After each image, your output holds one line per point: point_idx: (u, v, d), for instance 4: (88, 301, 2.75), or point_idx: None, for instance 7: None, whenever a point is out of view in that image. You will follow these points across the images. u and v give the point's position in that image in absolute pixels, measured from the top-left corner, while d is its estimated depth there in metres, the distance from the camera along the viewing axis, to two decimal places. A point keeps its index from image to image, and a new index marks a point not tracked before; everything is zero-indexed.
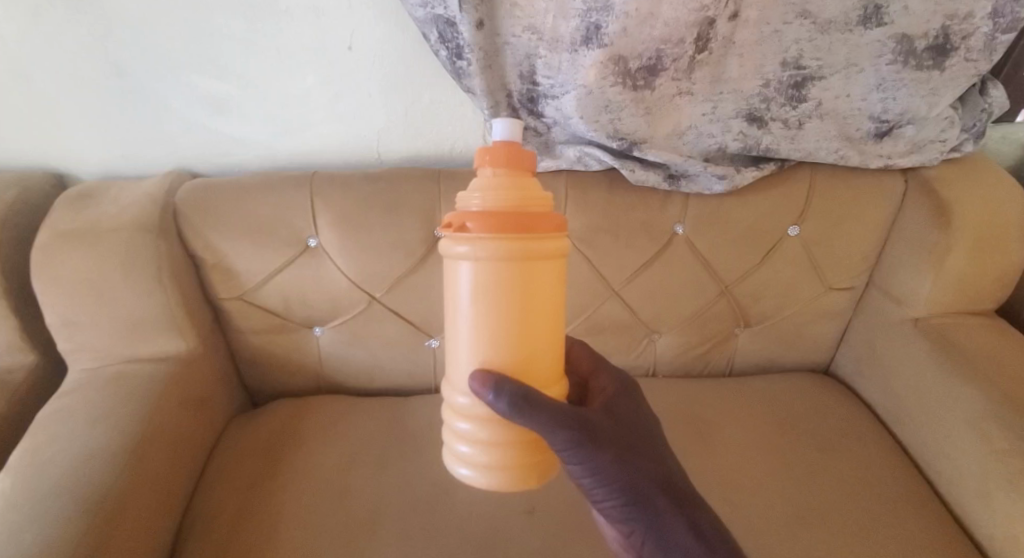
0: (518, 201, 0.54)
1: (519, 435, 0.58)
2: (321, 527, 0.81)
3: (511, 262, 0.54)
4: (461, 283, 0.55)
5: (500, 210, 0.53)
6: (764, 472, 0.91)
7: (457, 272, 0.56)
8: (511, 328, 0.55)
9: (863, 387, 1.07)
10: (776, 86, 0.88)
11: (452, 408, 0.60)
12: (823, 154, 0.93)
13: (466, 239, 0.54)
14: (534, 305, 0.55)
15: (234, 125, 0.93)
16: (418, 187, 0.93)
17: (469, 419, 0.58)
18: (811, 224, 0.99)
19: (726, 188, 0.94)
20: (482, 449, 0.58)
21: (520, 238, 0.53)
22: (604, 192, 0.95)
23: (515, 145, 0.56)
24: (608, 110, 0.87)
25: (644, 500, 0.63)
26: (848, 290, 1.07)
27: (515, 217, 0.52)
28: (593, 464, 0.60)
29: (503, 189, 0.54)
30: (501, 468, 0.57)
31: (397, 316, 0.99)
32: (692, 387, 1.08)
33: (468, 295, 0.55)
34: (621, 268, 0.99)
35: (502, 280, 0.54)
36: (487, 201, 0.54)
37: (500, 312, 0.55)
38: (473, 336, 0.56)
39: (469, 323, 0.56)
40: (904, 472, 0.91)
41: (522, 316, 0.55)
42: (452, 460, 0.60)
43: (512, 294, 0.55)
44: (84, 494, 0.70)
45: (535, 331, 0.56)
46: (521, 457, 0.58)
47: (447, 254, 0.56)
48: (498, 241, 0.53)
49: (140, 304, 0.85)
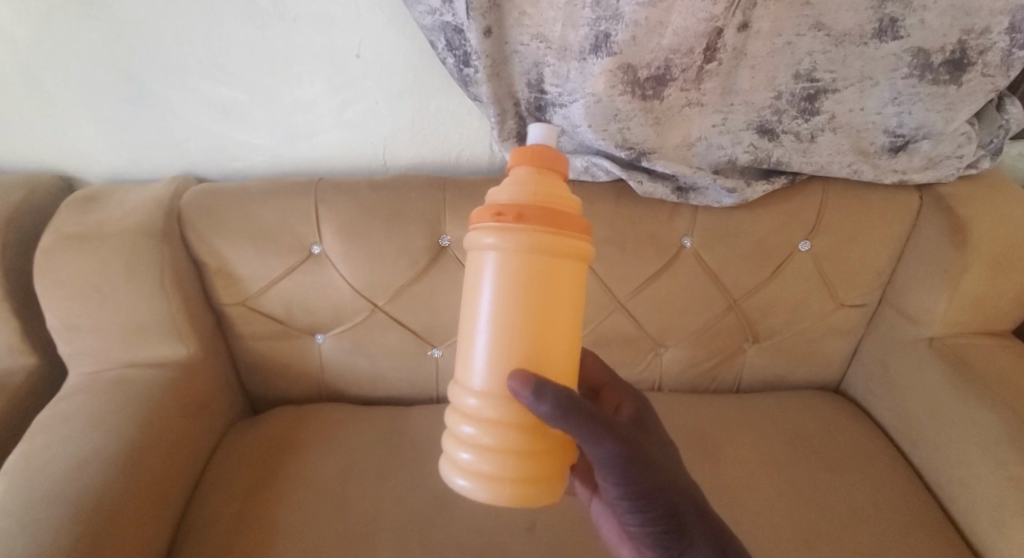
0: (548, 196, 0.52)
1: (536, 445, 0.55)
2: (317, 538, 0.79)
3: (535, 258, 0.52)
4: (488, 278, 0.53)
5: (529, 203, 0.52)
6: (772, 492, 0.89)
7: (484, 267, 0.54)
8: (536, 328, 0.53)
9: (875, 408, 1.04)
10: (788, 98, 0.86)
11: (461, 411, 0.56)
12: (835, 168, 0.91)
13: (498, 231, 0.52)
14: (562, 305, 0.53)
15: (240, 131, 0.93)
16: (423, 195, 0.92)
17: (478, 423, 0.54)
18: (823, 239, 0.97)
19: (736, 201, 0.92)
20: (490, 455, 0.54)
21: (554, 235, 0.52)
22: (612, 203, 0.94)
23: (549, 146, 0.55)
24: (617, 120, 0.85)
25: (683, 526, 0.62)
26: (860, 307, 1.05)
27: (550, 212, 0.52)
28: (635, 485, 0.59)
29: (537, 185, 0.53)
30: (510, 476, 0.53)
31: (399, 325, 0.98)
32: (699, 403, 1.06)
33: (490, 289, 0.53)
34: (627, 281, 0.97)
35: (534, 279, 0.52)
36: (517, 193, 0.53)
37: (529, 312, 0.53)
38: (490, 333, 0.54)
39: (495, 321, 0.53)
40: (916, 496, 0.89)
41: (549, 317, 0.53)
42: (453, 466, 0.55)
43: (542, 292, 0.52)
44: (79, 499, 0.69)
45: (554, 336, 0.54)
46: (533, 469, 0.54)
47: (474, 246, 0.54)
48: (526, 233, 0.51)
49: (142, 308, 0.84)
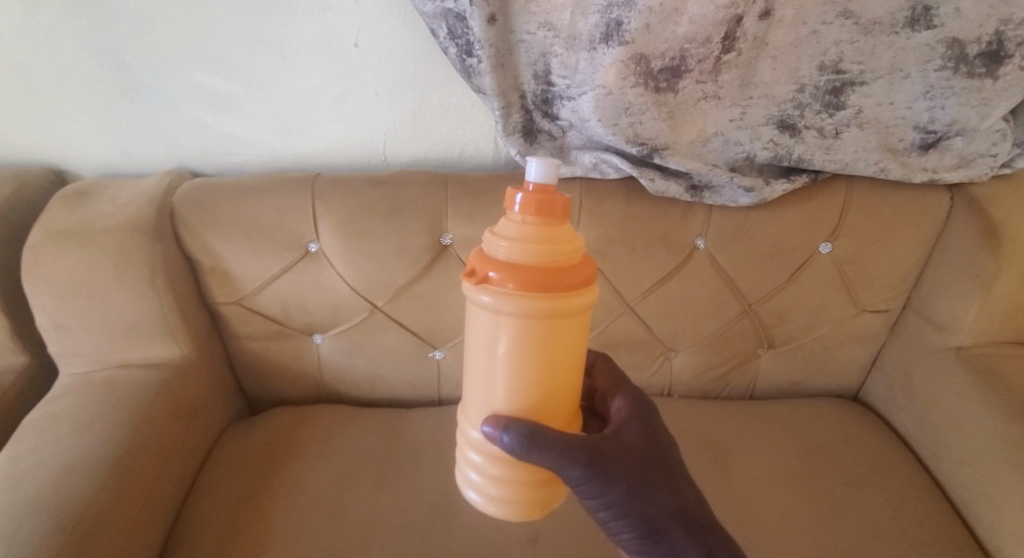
0: (548, 256, 0.48)
1: (532, 475, 0.56)
2: (311, 548, 0.77)
3: (534, 318, 0.49)
4: (484, 330, 0.51)
5: (528, 266, 0.48)
6: (786, 507, 0.84)
7: (479, 319, 0.51)
8: (530, 376, 0.52)
9: (898, 418, 1.00)
10: (811, 91, 0.81)
11: (466, 439, 0.58)
12: (861, 166, 0.86)
13: (493, 291, 0.49)
14: (558, 354, 0.51)
15: (235, 124, 0.89)
16: (425, 193, 0.88)
17: (481, 453, 0.56)
18: (845, 241, 0.92)
19: (754, 201, 0.87)
20: (492, 482, 0.56)
21: (550, 297, 0.48)
22: (622, 202, 0.89)
23: (550, 190, 0.50)
24: (629, 113, 0.81)
25: (659, 533, 0.58)
26: (883, 312, 1.00)
27: (545, 275, 0.48)
28: (604, 498, 0.55)
29: (536, 241, 0.48)
30: (510, 501, 0.55)
31: (399, 326, 0.95)
32: (711, 410, 1.01)
33: (487, 340, 0.52)
34: (636, 284, 0.93)
35: (529, 335, 0.50)
36: (515, 252, 0.49)
37: (524, 363, 0.51)
38: (488, 378, 0.53)
39: (490, 369, 0.52)
40: (939, 513, 0.84)
41: (544, 366, 0.51)
42: (463, 482, 0.59)
43: (535, 346, 0.50)
44: (63, 507, 0.66)
45: (552, 382, 0.52)
46: (531, 493, 0.56)
47: (471, 299, 0.51)
48: (521, 297, 0.48)
49: (132, 308, 0.82)
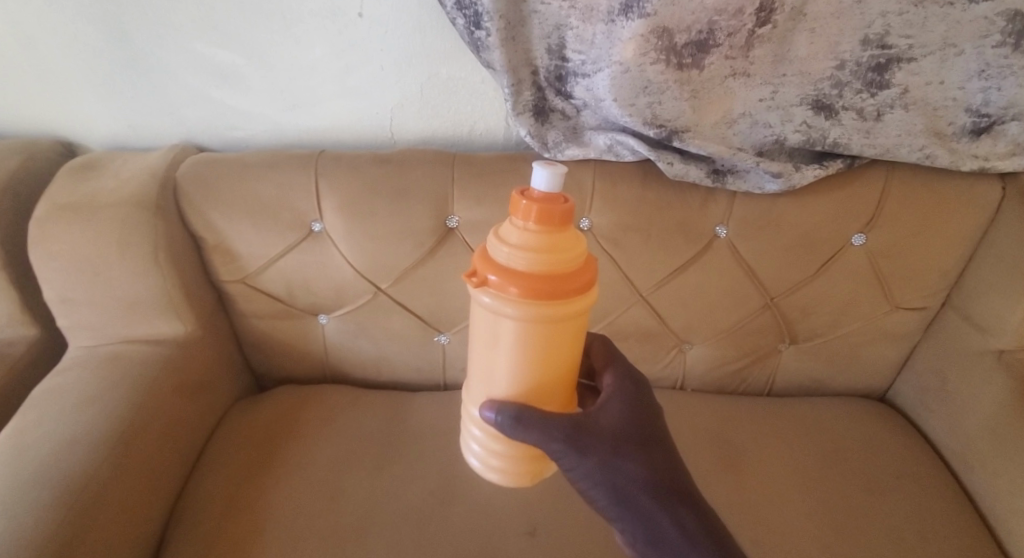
0: (552, 265, 0.45)
1: (527, 450, 0.55)
2: (309, 529, 0.77)
3: (536, 321, 0.46)
4: (485, 327, 0.49)
5: (530, 274, 0.45)
6: (799, 510, 0.81)
7: (481, 315, 0.49)
8: (529, 370, 0.50)
9: (928, 422, 0.94)
10: (852, 68, 0.74)
11: (467, 416, 0.57)
12: (903, 151, 0.79)
13: (494, 295, 0.46)
14: (557, 350, 0.49)
15: (239, 97, 0.87)
16: (432, 173, 0.84)
17: (481, 430, 0.55)
18: (880, 233, 0.86)
19: (781, 188, 0.81)
20: (490, 457, 0.56)
21: (552, 303, 0.45)
22: (637, 186, 0.84)
23: (556, 197, 0.46)
24: (647, 92, 0.75)
25: (627, 502, 0.54)
26: (919, 310, 0.93)
27: (547, 284, 0.45)
28: (574, 468, 0.52)
29: (539, 249, 0.45)
30: (508, 473, 0.55)
31: (404, 309, 0.93)
32: (725, 406, 0.97)
33: (488, 335, 0.50)
34: (651, 273, 0.88)
35: (529, 335, 0.48)
36: (517, 259, 0.45)
37: (523, 358, 0.49)
38: (487, 366, 0.51)
39: (490, 359, 0.51)
40: (965, 527, 0.79)
41: (543, 361, 0.49)
42: (464, 451, 0.59)
43: (535, 344, 0.48)
44: (64, 481, 0.67)
45: (551, 374, 0.51)
46: (527, 467, 0.56)
47: (472, 297, 0.49)
48: (522, 304, 0.45)
49: (135, 284, 0.81)
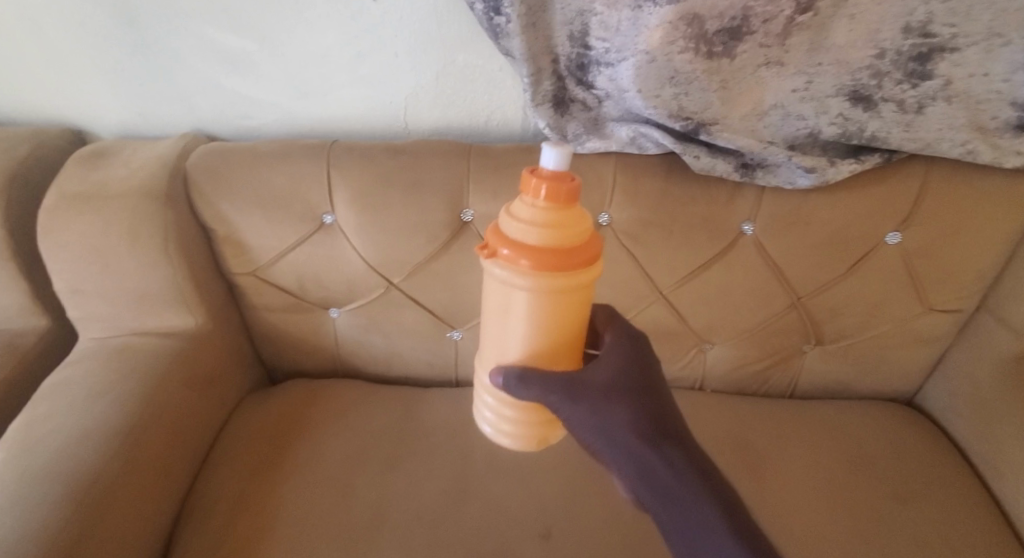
0: (563, 240, 0.44)
1: (538, 415, 0.54)
2: (319, 527, 0.75)
3: (547, 292, 0.45)
4: (496, 297, 0.48)
5: (541, 248, 0.44)
6: (823, 517, 0.78)
7: (493, 286, 0.48)
8: (541, 337, 0.49)
9: (959, 429, 0.90)
10: (893, 58, 0.69)
11: (480, 384, 0.56)
12: (943, 146, 0.74)
13: (505, 267, 0.45)
14: (567, 319, 0.48)
15: (250, 85, 0.85)
16: (446, 164, 0.82)
17: (495, 396, 0.55)
18: (915, 232, 0.81)
19: (814, 183, 0.77)
20: (503, 422, 0.55)
21: (563, 274, 0.44)
22: (660, 180, 0.80)
23: (564, 173, 0.44)
24: (674, 82, 0.71)
25: (623, 450, 0.51)
26: (953, 313, 0.89)
27: (558, 256, 0.43)
28: (570, 417, 0.50)
29: (549, 225, 0.44)
30: (521, 438, 0.55)
31: (417, 304, 0.90)
32: (745, 408, 0.94)
33: (499, 306, 0.49)
34: (672, 270, 0.85)
35: (540, 304, 0.46)
36: (528, 234, 0.44)
37: (534, 327, 0.48)
38: (497, 332, 0.51)
39: (502, 329, 0.50)
40: (997, 539, 0.76)
41: (554, 330, 0.48)
42: (477, 419, 0.58)
43: (546, 313, 0.47)
44: (73, 475, 0.66)
45: (561, 341, 0.50)
46: (539, 431, 0.55)
47: (484, 269, 0.48)
48: (534, 276, 0.44)
49: (145, 275, 0.80)
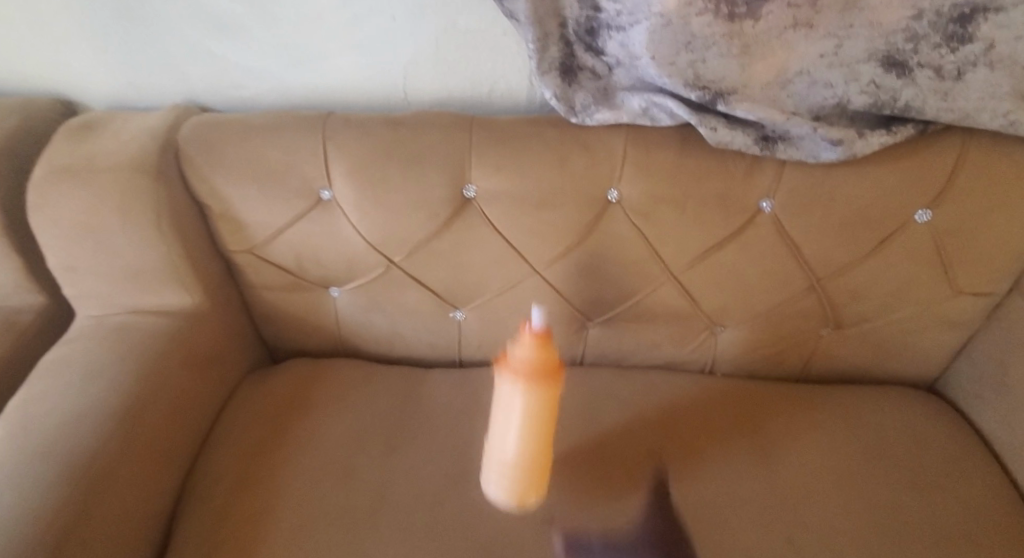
0: (552, 351, 0.62)
1: (529, 489, 0.70)
2: (319, 508, 0.74)
3: (541, 395, 0.63)
4: (504, 397, 0.64)
5: (536, 357, 0.62)
6: (838, 507, 0.75)
7: (500, 390, 0.64)
8: (536, 435, 0.65)
9: (983, 416, 0.86)
10: (932, 19, 0.63)
11: (487, 483, 0.72)
12: (983, 117, 0.69)
13: (513, 373, 0.62)
14: (551, 422, 0.66)
15: (242, 53, 0.81)
16: (447, 136, 0.78)
17: (497, 487, 0.70)
18: (946, 209, 0.76)
19: (840, 157, 0.71)
20: (504, 493, 0.70)
21: (552, 378, 0.62)
22: (674, 154, 0.76)
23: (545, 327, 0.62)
24: (690, 49, 0.66)
25: None
26: (982, 295, 0.84)
27: (547, 366, 0.62)
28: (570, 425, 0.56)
29: (541, 346, 0.62)
30: (519, 497, 0.70)
31: (418, 284, 0.88)
32: (757, 392, 0.91)
33: (505, 409, 0.65)
34: (685, 249, 0.81)
35: (537, 406, 0.63)
36: (526, 354, 0.62)
37: (531, 422, 0.64)
38: (502, 433, 0.66)
39: (505, 414, 0.65)
40: (1022, 531, 0.73)
41: (543, 433, 0.65)
42: (486, 487, 0.72)
43: (540, 418, 0.64)
44: (69, 455, 0.65)
45: (545, 441, 0.67)
46: (535, 484, 0.70)
47: (497, 383, 0.64)
48: (532, 384, 0.62)
49: (139, 252, 0.78)
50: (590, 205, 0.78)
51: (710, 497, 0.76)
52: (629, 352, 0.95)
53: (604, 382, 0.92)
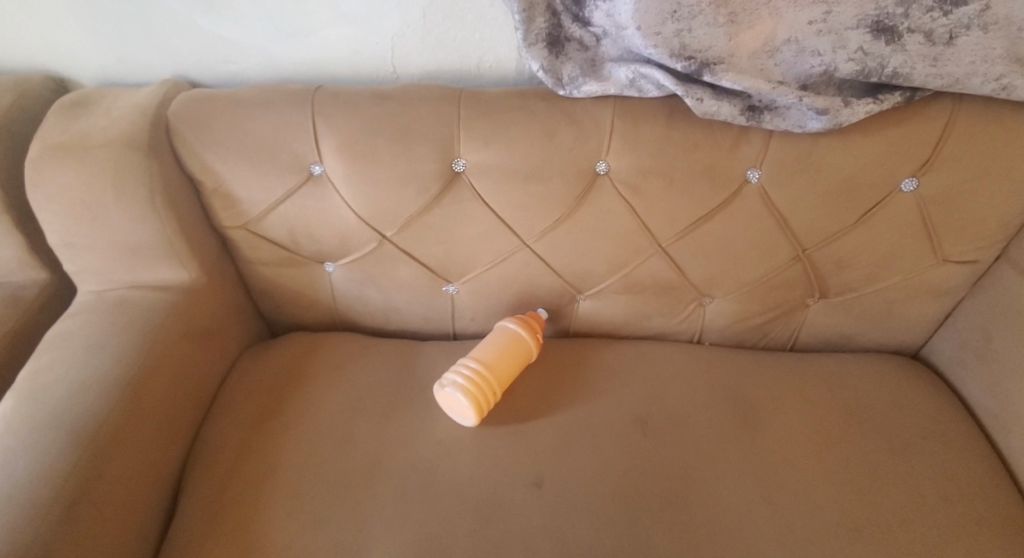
0: (538, 327, 0.91)
1: (483, 397, 0.80)
2: (319, 473, 0.77)
3: (524, 338, 0.87)
4: (497, 331, 0.88)
5: (530, 322, 0.90)
6: (817, 469, 0.78)
7: (497, 329, 0.89)
8: (503, 361, 0.84)
9: (965, 383, 0.88)
10: None
11: (443, 385, 0.81)
12: (975, 82, 0.67)
13: (513, 319, 0.89)
14: (518, 365, 0.86)
15: (228, 27, 0.81)
16: (436, 110, 0.78)
17: (453, 386, 0.80)
18: (932, 178, 0.77)
19: (826, 127, 0.71)
20: (458, 388, 0.79)
21: (535, 334, 0.89)
22: (661, 125, 0.76)
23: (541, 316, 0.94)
24: (675, 18, 0.67)
25: None
26: (968, 264, 0.85)
27: (535, 330, 0.89)
28: None
29: (534, 320, 0.91)
30: (470, 397, 0.79)
31: (410, 258, 0.89)
32: (744, 360, 0.93)
33: (491, 338, 0.87)
34: (673, 221, 0.82)
35: (517, 342, 0.86)
36: (520, 321, 0.89)
37: (504, 353, 0.84)
38: (477, 351, 0.85)
39: (489, 344, 0.86)
40: (992, 490, 0.75)
41: (509, 365, 0.84)
42: (439, 392, 0.81)
43: (516, 351, 0.86)
44: (76, 424, 0.68)
45: (508, 373, 0.84)
46: (485, 396, 0.81)
47: (496, 327, 0.90)
48: (525, 329, 0.88)
49: (134, 229, 0.79)
50: (578, 177, 0.79)
51: (695, 462, 0.78)
52: (619, 323, 0.96)
53: (595, 352, 0.94)
